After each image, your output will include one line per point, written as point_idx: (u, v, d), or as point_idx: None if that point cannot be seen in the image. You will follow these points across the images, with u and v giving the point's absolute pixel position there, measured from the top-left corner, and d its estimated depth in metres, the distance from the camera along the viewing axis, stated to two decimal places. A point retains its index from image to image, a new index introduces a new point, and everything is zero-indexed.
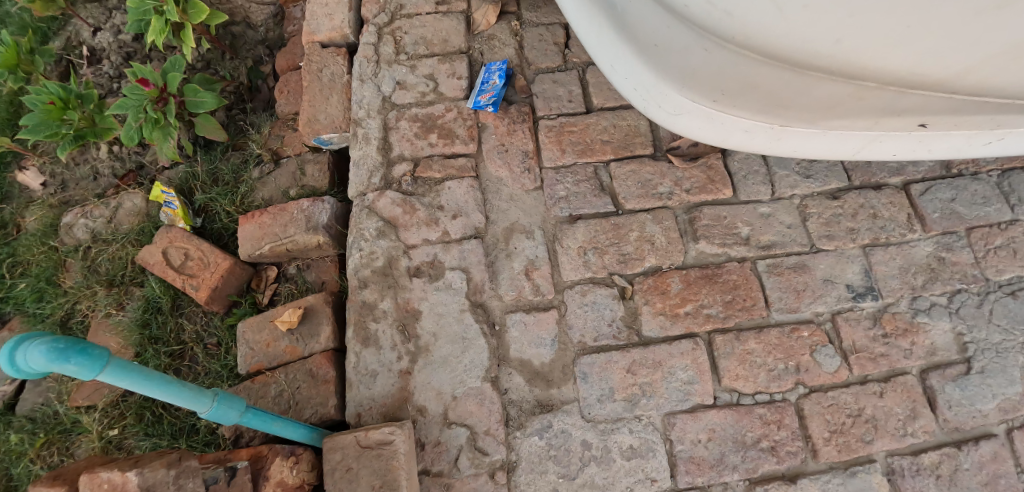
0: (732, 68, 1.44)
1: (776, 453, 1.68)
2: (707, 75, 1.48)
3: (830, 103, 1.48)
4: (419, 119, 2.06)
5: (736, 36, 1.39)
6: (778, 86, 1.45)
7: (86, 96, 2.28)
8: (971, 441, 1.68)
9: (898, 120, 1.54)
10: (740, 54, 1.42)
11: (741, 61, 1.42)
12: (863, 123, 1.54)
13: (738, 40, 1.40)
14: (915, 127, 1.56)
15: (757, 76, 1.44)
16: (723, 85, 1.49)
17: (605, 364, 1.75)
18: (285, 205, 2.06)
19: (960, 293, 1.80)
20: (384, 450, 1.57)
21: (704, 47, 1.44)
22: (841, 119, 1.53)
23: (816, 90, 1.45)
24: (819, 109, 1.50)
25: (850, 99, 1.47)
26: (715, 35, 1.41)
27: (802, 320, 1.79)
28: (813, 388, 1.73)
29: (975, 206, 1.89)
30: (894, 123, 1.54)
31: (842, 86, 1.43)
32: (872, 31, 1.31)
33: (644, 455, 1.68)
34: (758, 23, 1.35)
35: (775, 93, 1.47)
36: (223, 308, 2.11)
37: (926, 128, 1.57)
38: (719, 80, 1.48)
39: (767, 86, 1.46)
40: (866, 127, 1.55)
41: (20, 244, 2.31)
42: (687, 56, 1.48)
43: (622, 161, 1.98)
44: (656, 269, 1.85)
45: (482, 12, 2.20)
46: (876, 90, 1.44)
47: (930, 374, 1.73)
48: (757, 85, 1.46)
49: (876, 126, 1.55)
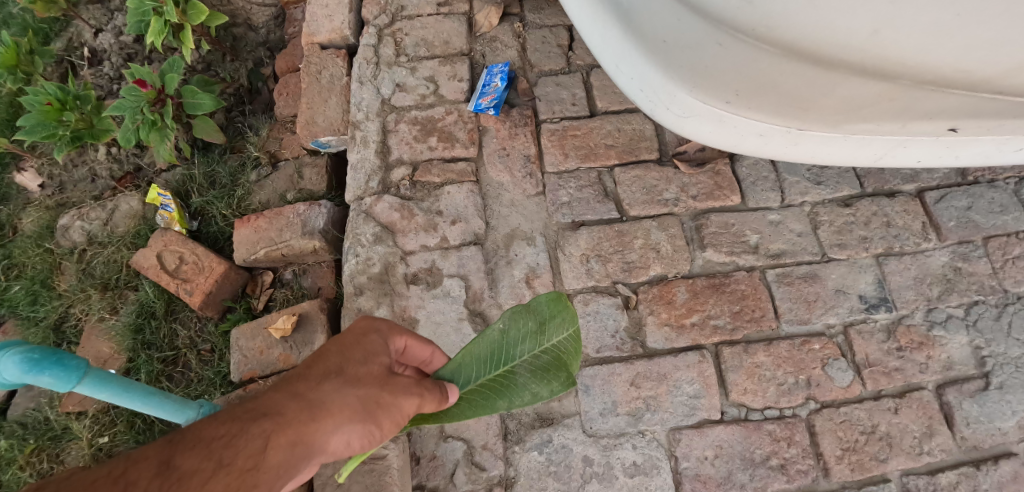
0: (750, 64, 1.40)
1: (787, 472, 1.61)
2: (723, 71, 1.41)
3: (855, 105, 1.41)
4: (418, 122, 2.01)
5: (757, 27, 1.37)
6: (800, 86, 1.40)
7: (84, 97, 2.22)
8: (989, 460, 1.61)
9: (928, 123, 1.45)
10: (761, 48, 1.39)
11: (761, 56, 1.39)
12: (890, 127, 1.44)
13: (759, 33, 1.37)
14: (944, 132, 1.46)
15: (782, 74, 1.39)
16: (740, 84, 1.41)
17: (608, 376, 1.69)
18: (281, 209, 2.01)
19: (977, 305, 1.73)
20: (377, 465, 1.57)
21: (721, 41, 1.40)
22: (866, 122, 1.43)
23: (841, 89, 1.40)
24: (843, 110, 1.42)
25: (877, 100, 1.41)
26: (736, 30, 1.39)
27: (814, 332, 1.72)
28: (824, 404, 1.66)
29: (992, 215, 1.82)
30: (923, 127, 1.45)
31: (872, 85, 1.39)
32: (906, 19, 1.30)
33: (648, 473, 1.61)
34: (783, 12, 1.34)
35: (795, 92, 1.41)
36: (217, 313, 2.06)
37: (956, 133, 1.47)
38: (735, 77, 1.41)
39: (787, 85, 1.40)
40: (893, 131, 1.45)
41: (16, 245, 2.26)
42: (701, 52, 1.42)
43: (627, 166, 1.92)
44: (662, 277, 1.79)
45: (484, 14, 2.15)
46: (909, 90, 1.40)
47: (946, 389, 1.66)
48: (777, 83, 1.40)
49: (904, 130, 1.45)
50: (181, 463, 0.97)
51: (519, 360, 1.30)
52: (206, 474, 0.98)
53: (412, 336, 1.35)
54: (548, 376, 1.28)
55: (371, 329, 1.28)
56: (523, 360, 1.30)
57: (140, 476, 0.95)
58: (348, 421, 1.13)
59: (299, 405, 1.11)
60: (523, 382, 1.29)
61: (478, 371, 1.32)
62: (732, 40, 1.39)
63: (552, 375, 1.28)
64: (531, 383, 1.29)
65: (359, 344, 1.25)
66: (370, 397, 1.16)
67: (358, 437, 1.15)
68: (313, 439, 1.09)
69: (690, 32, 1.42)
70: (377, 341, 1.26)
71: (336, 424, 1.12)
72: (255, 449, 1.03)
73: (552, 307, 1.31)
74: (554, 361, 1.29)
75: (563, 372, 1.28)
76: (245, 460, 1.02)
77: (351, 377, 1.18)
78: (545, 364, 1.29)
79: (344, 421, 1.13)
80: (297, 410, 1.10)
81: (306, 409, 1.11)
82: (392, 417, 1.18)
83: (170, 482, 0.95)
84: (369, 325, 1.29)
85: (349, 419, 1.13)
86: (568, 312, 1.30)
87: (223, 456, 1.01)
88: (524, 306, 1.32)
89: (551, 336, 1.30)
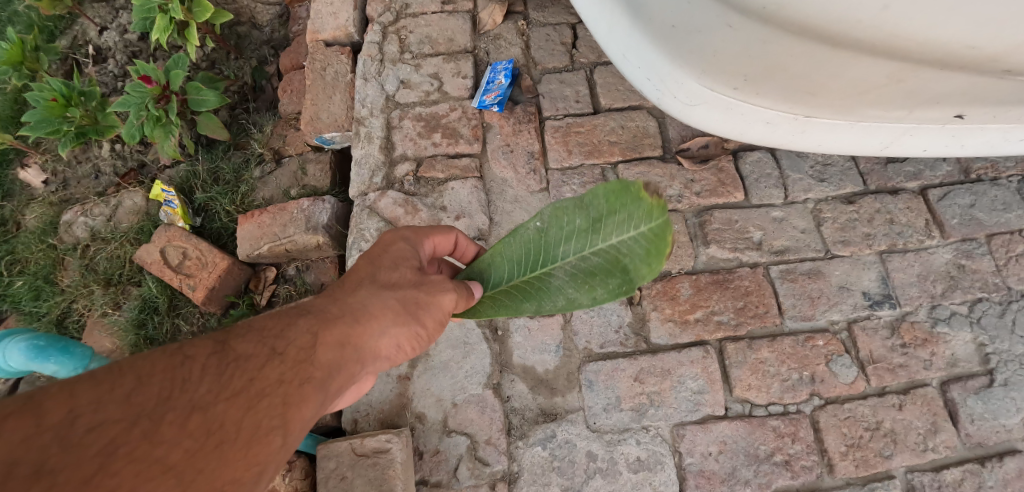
0: (758, 45, 1.40)
1: (791, 468, 1.60)
2: (732, 56, 1.42)
3: (863, 88, 1.42)
4: (422, 118, 2.01)
5: (767, 6, 1.37)
6: (810, 69, 1.40)
7: (88, 93, 2.22)
8: (995, 457, 1.60)
9: (935, 110, 1.46)
10: (771, 30, 1.39)
11: (771, 37, 1.39)
12: (896, 114, 1.46)
13: (769, 11, 1.37)
14: (951, 118, 1.47)
15: (789, 55, 1.40)
16: (747, 70, 1.43)
17: (612, 372, 1.69)
18: (285, 205, 2.01)
19: (981, 302, 1.73)
20: (381, 459, 1.54)
21: (729, 23, 1.40)
22: (873, 108, 1.45)
23: (851, 71, 1.40)
24: (850, 95, 1.43)
25: (886, 82, 1.41)
26: (742, 10, 1.38)
27: (817, 328, 1.72)
28: (828, 400, 1.66)
29: (995, 212, 1.82)
30: (930, 114, 1.46)
31: (881, 65, 1.38)
32: None
33: (652, 468, 1.60)
34: None
35: (803, 78, 1.42)
36: (221, 309, 2.06)
37: (963, 120, 1.48)
38: (743, 62, 1.42)
39: (797, 67, 1.40)
40: (900, 118, 1.47)
41: (20, 241, 2.26)
42: (711, 35, 1.42)
43: (630, 163, 1.92)
44: (665, 273, 1.79)
45: (488, 12, 2.15)
46: (919, 70, 1.39)
47: (950, 386, 1.66)
48: (785, 66, 1.41)
49: (911, 116, 1.46)
50: (237, 345, 1.02)
51: (563, 261, 1.22)
52: (263, 359, 1.02)
53: (439, 241, 1.42)
54: (592, 278, 1.19)
55: (404, 241, 1.33)
56: (567, 263, 1.22)
57: (201, 351, 0.99)
58: (392, 322, 1.19)
59: (345, 308, 1.17)
60: (566, 282, 1.22)
61: (522, 263, 1.29)
62: (740, 21, 1.39)
63: (601, 278, 1.18)
64: (569, 288, 1.22)
65: (386, 252, 1.30)
66: (409, 296, 1.22)
67: (403, 338, 1.20)
68: (361, 337, 1.15)
69: (697, 13, 1.42)
70: (411, 250, 1.32)
71: (382, 325, 1.17)
72: (309, 344, 1.08)
73: (611, 204, 1.15)
74: (606, 266, 1.17)
75: (611, 280, 1.17)
76: (298, 352, 1.06)
77: (387, 282, 1.24)
78: (593, 268, 1.19)
79: (389, 321, 1.18)
80: (340, 313, 1.15)
81: (350, 309, 1.17)
82: (432, 316, 1.24)
83: (229, 359, 0.99)
84: (396, 236, 1.34)
85: (393, 321, 1.19)
86: (636, 209, 1.13)
87: (277, 345, 1.05)
88: (586, 200, 1.18)
89: (609, 235, 1.16)
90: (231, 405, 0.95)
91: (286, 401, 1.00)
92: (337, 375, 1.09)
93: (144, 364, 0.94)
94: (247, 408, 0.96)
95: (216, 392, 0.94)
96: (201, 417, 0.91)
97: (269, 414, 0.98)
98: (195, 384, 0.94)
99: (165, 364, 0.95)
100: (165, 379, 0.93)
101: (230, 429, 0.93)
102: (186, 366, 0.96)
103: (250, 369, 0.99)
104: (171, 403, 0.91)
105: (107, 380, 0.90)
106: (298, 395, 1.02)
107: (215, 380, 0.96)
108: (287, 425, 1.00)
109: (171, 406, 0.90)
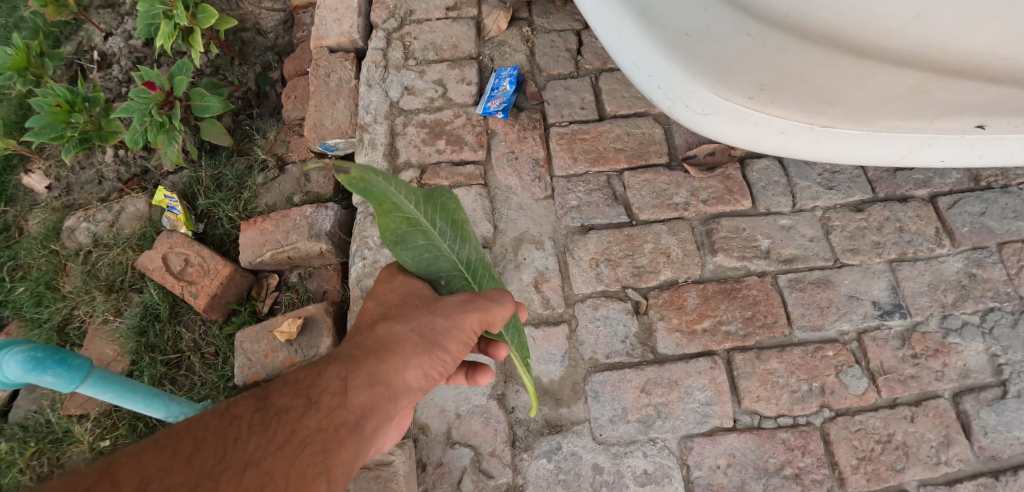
0: (778, 55, 1.39)
1: (801, 481, 1.57)
2: (748, 65, 1.41)
3: (885, 99, 1.40)
4: (427, 125, 1.99)
5: (790, 14, 1.35)
6: (830, 79, 1.39)
7: (91, 99, 2.20)
8: (1009, 471, 1.57)
9: (956, 121, 1.45)
10: (791, 39, 1.37)
11: (793, 47, 1.38)
12: (917, 124, 1.45)
13: (792, 19, 1.35)
14: (972, 128, 1.46)
15: (810, 65, 1.38)
16: (764, 79, 1.41)
17: (618, 382, 1.66)
18: (288, 211, 1.99)
19: (993, 312, 1.70)
20: (383, 472, 1.54)
21: (749, 32, 1.39)
22: (893, 119, 1.44)
23: (873, 83, 1.38)
24: (871, 106, 1.42)
25: (909, 93, 1.40)
26: (762, 19, 1.37)
27: (827, 339, 1.69)
28: (839, 412, 1.63)
29: (1006, 220, 1.79)
30: (951, 124, 1.45)
31: (906, 76, 1.37)
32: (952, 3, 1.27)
33: (659, 482, 1.58)
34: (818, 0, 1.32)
35: (823, 87, 1.40)
36: (222, 316, 2.04)
37: (984, 130, 1.47)
38: (759, 71, 1.41)
39: (816, 76, 1.39)
40: (920, 128, 1.46)
41: (22, 247, 2.24)
42: (727, 44, 1.41)
43: (636, 170, 1.90)
44: (672, 282, 1.76)
45: (493, 18, 2.13)
46: (944, 82, 1.38)
47: (963, 398, 1.62)
48: (804, 76, 1.39)
49: (932, 127, 1.45)
50: (278, 399, 1.07)
51: (454, 254, 1.26)
52: (300, 409, 1.07)
53: None
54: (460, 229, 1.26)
55: (401, 274, 1.29)
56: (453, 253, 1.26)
57: (245, 410, 1.05)
58: (412, 355, 1.18)
59: (368, 348, 1.19)
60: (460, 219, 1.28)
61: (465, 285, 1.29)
62: (760, 30, 1.38)
63: (445, 206, 1.24)
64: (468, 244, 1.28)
65: (390, 290, 1.27)
66: (424, 324, 1.19)
67: (433, 368, 1.21)
68: (389, 372, 1.15)
69: (715, 23, 1.41)
70: (412, 280, 1.27)
71: (403, 360, 1.17)
72: (339, 389, 1.11)
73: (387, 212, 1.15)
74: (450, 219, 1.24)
75: (446, 201, 1.24)
76: (332, 398, 1.10)
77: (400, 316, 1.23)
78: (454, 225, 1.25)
79: (416, 354, 1.18)
80: (364, 355, 1.17)
81: (375, 347, 1.18)
82: (456, 343, 1.21)
83: (272, 414, 1.05)
84: (392, 270, 1.30)
85: (414, 352, 1.18)
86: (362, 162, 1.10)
87: (312, 395, 1.09)
88: (399, 240, 1.20)
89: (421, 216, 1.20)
90: (279, 458, 1.01)
91: (326, 447, 1.06)
92: (371, 416, 1.12)
93: (196, 428, 1.01)
94: (294, 458, 1.02)
95: (264, 446, 1.01)
96: (253, 472, 0.98)
97: (313, 461, 1.04)
98: (245, 442, 1.00)
99: (216, 425, 1.02)
100: (217, 440, 0.99)
101: (281, 479, 0.99)
102: (234, 426, 1.02)
103: (291, 420, 1.05)
104: (225, 462, 0.97)
105: (167, 446, 0.96)
106: (337, 440, 1.07)
107: (262, 436, 1.02)
108: (331, 470, 1.05)
109: (226, 466, 0.97)
